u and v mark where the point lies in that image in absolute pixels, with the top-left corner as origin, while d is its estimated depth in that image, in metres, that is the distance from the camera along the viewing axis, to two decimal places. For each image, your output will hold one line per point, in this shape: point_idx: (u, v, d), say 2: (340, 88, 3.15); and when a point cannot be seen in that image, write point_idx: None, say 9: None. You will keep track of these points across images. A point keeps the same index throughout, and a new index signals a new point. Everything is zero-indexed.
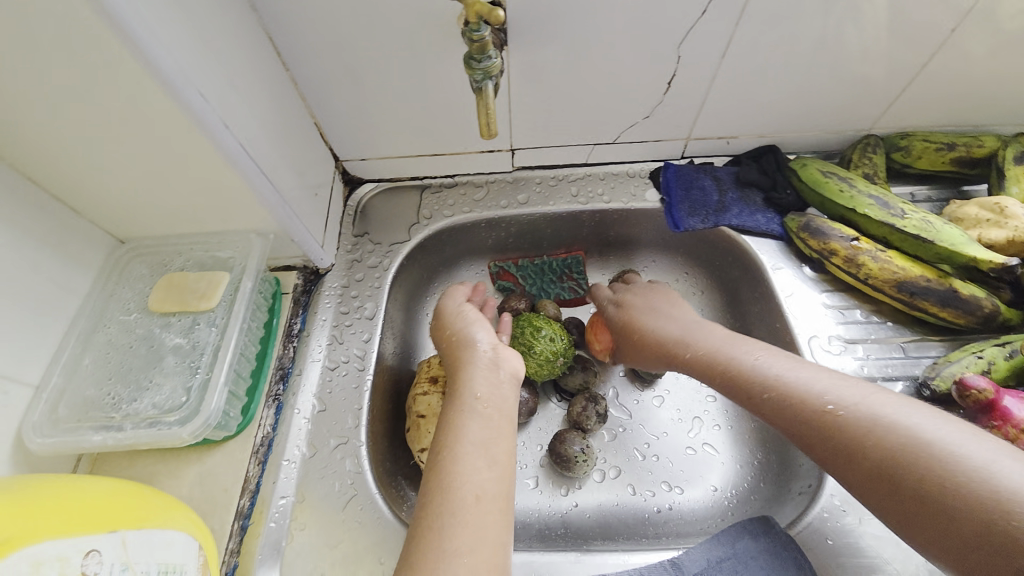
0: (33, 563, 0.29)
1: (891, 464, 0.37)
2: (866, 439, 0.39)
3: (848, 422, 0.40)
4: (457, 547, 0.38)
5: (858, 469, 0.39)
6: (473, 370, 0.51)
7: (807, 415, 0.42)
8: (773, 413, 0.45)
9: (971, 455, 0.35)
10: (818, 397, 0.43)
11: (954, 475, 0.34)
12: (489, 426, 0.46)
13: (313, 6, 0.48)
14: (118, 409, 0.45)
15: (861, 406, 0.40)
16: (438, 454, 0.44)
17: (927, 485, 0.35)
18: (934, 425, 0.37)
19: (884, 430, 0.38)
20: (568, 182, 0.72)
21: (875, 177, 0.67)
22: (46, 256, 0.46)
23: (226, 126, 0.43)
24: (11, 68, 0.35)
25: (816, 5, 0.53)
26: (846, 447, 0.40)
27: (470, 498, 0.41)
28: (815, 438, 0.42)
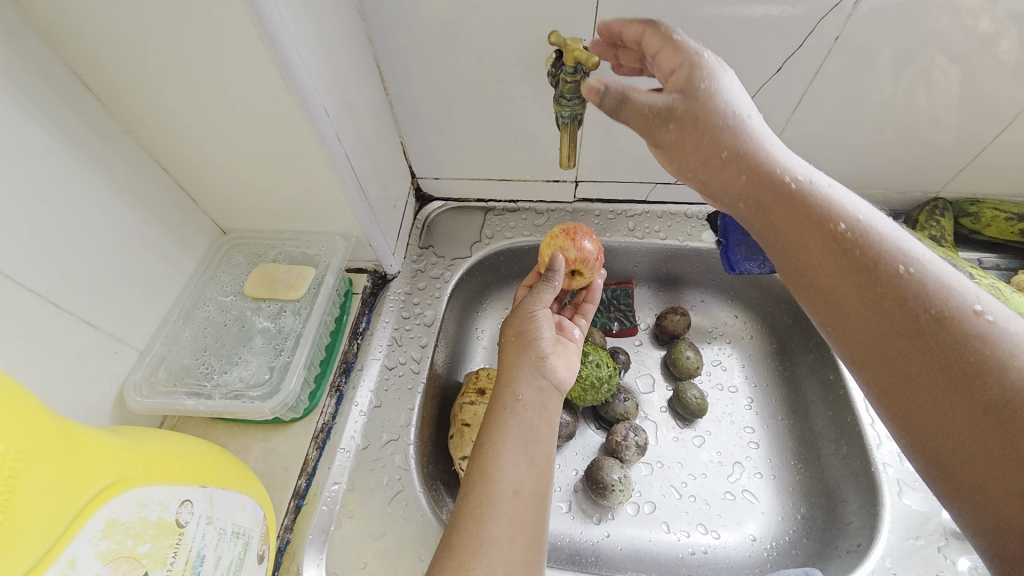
0: (139, 504, 0.31)
1: (893, 296, 0.35)
2: (936, 315, 0.33)
3: (917, 294, 0.34)
4: (495, 538, 0.39)
5: (892, 343, 0.35)
6: (521, 367, 0.50)
7: (868, 269, 0.36)
8: (827, 263, 0.38)
9: (986, 311, 0.33)
10: (893, 264, 0.36)
11: (950, 321, 0.33)
12: (531, 426, 0.46)
13: (420, 41, 0.55)
14: (209, 378, 0.49)
15: (943, 287, 0.34)
16: (481, 448, 0.45)
17: (923, 320, 0.34)
18: (947, 276, 0.35)
19: (897, 264, 0.35)
20: (626, 216, 0.75)
21: (941, 240, 0.66)
22: (164, 236, 0.52)
23: (337, 138, 0.49)
24: (180, 77, 0.41)
25: (888, 70, 0.55)
26: (899, 308, 0.35)
27: (509, 492, 0.41)
28: (867, 316, 0.36)
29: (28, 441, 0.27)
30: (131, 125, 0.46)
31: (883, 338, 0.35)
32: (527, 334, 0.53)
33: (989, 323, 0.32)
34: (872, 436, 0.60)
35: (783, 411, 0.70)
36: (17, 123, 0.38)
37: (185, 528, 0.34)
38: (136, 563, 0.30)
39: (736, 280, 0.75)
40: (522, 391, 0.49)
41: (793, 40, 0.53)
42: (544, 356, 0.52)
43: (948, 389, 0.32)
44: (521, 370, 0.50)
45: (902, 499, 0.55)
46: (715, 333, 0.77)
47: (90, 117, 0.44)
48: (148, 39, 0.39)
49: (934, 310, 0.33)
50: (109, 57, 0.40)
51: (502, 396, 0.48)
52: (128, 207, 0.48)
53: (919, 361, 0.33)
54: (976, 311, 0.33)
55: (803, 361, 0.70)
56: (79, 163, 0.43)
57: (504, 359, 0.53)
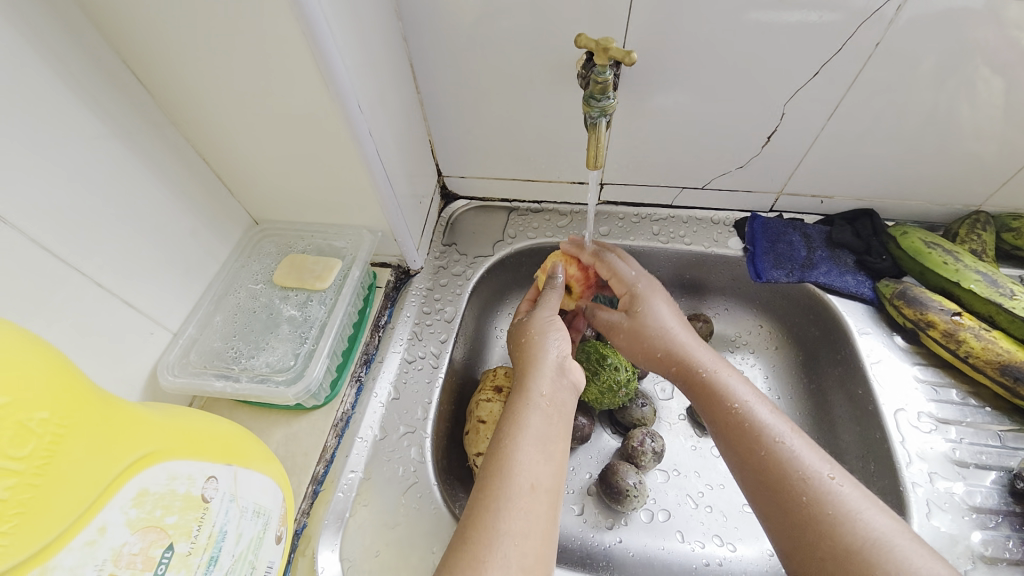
0: (170, 476, 0.33)
1: (784, 502, 0.41)
2: (799, 490, 0.41)
3: (790, 478, 0.41)
4: (508, 531, 0.39)
5: (780, 490, 0.42)
6: (541, 366, 0.51)
7: (756, 465, 0.43)
8: (727, 429, 0.46)
9: (867, 525, 0.38)
10: (771, 443, 0.43)
11: (833, 525, 0.38)
12: (549, 424, 0.47)
13: (453, 41, 0.55)
14: (237, 362, 0.51)
15: (821, 501, 0.40)
16: (499, 442, 0.45)
17: (809, 518, 0.39)
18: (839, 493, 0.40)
19: (789, 482, 0.41)
20: (650, 221, 0.75)
21: (982, 255, 0.63)
22: (202, 224, 0.54)
23: (370, 133, 0.50)
24: (224, 70, 0.43)
25: (930, 78, 0.53)
26: (783, 503, 0.41)
27: (527, 487, 0.42)
28: (746, 437, 0.45)
29: (75, 411, 0.28)
30: (176, 116, 0.49)
31: (760, 457, 0.43)
32: (544, 336, 0.54)
33: (835, 488, 0.40)
34: (902, 454, 0.56)
35: (807, 425, 0.68)
36: (71, 112, 0.40)
37: (210, 503, 0.35)
38: (162, 534, 0.31)
39: (761, 290, 0.73)
40: (541, 390, 0.49)
41: (831, 45, 0.51)
42: (562, 358, 0.53)
43: (801, 527, 0.40)
44: (539, 371, 0.51)
45: (932, 521, 0.52)
46: (737, 342, 0.76)
47: (138, 109, 0.46)
48: (195, 35, 0.40)
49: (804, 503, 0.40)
50: (160, 52, 0.43)
51: (523, 394, 0.49)
52: (168, 195, 0.50)
53: (779, 494, 0.41)
54: (828, 480, 0.41)
55: (830, 374, 0.67)
56: (125, 152, 0.45)
57: (521, 360, 0.53)
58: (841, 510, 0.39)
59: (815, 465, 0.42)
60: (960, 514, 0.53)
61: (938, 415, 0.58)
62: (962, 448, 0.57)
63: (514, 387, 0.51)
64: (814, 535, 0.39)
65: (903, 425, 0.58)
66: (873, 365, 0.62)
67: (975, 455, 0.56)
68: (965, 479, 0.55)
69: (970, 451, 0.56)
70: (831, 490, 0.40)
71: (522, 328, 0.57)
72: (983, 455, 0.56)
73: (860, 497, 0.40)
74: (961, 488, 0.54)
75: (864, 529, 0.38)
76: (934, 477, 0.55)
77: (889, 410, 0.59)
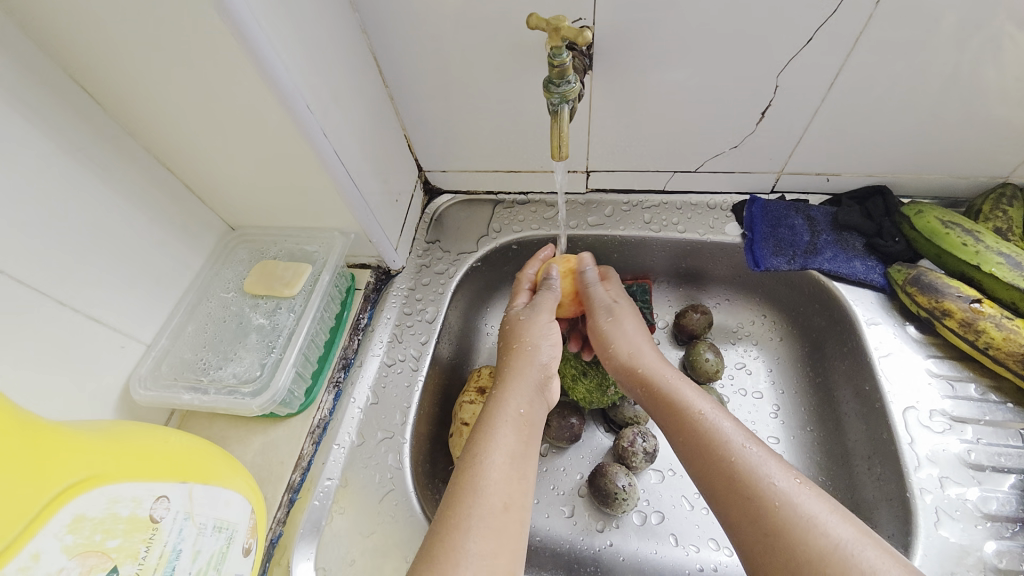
0: (110, 499, 0.33)
1: (749, 512, 0.40)
2: (765, 500, 0.40)
3: (753, 487, 0.41)
4: (478, 552, 0.37)
5: (745, 501, 0.40)
6: (518, 381, 0.50)
7: (717, 475, 0.43)
8: (691, 443, 0.45)
9: (832, 533, 0.37)
10: (734, 451, 0.43)
11: (799, 534, 0.37)
12: (521, 439, 0.46)
13: (414, 30, 0.53)
14: (206, 373, 0.51)
15: (781, 507, 0.39)
16: (474, 456, 0.43)
17: (776, 528, 0.38)
18: (805, 500, 0.39)
19: (754, 491, 0.40)
20: (642, 208, 0.70)
21: (1008, 234, 0.57)
22: (170, 235, 0.54)
23: (325, 134, 0.48)
24: (166, 78, 0.42)
25: (944, 38, 0.47)
26: (749, 513, 0.40)
27: (499, 506, 0.41)
28: (708, 449, 0.44)
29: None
30: (130, 127, 0.48)
31: (722, 470, 0.43)
32: (533, 347, 0.53)
33: (799, 496, 0.39)
34: (911, 457, 0.52)
35: (812, 422, 0.64)
36: (15, 131, 0.40)
37: (160, 524, 0.35)
38: (105, 557, 0.32)
39: (763, 278, 0.68)
40: (520, 404, 0.48)
41: (825, 6, 0.46)
42: (545, 373, 0.52)
43: (768, 537, 0.39)
44: (522, 385, 0.50)
45: (939, 530, 0.49)
46: (740, 333, 0.71)
47: (90, 122, 0.45)
48: (131, 44, 0.39)
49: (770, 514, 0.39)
50: (99, 62, 0.42)
51: (501, 407, 0.47)
52: (132, 208, 0.50)
53: (743, 505, 0.41)
54: (791, 489, 0.40)
55: (838, 367, 0.63)
56: (81, 167, 0.45)
57: (505, 371, 0.52)
58: (802, 516, 0.38)
59: (776, 473, 0.41)
60: (973, 522, 0.49)
61: (953, 413, 0.54)
62: (978, 450, 0.52)
63: (491, 398, 0.49)
64: (782, 545, 0.38)
65: (913, 425, 0.54)
66: (883, 358, 0.57)
67: (992, 457, 0.52)
68: (980, 484, 0.51)
69: (987, 453, 0.52)
70: (791, 496, 0.39)
71: (510, 336, 0.55)
72: (1002, 456, 0.52)
73: (824, 503, 0.39)
74: (974, 493, 0.51)
75: (828, 537, 0.37)
76: (944, 483, 0.51)
77: (899, 408, 0.55)
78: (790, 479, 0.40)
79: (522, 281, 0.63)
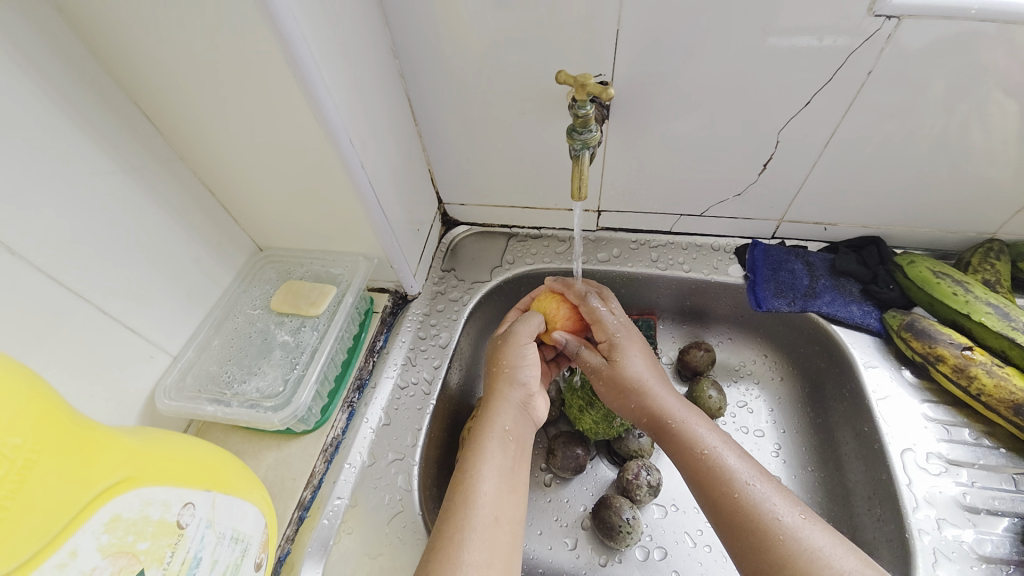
0: (143, 502, 0.34)
1: (757, 542, 0.42)
2: (773, 532, 0.41)
3: (759, 521, 0.42)
4: (473, 563, 0.40)
5: (752, 533, 0.42)
6: (503, 402, 0.53)
7: (723, 509, 0.44)
8: (699, 475, 0.47)
9: (835, 564, 0.39)
10: (741, 486, 0.45)
11: (805, 564, 0.39)
12: (509, 455, 0.49)
13: (449, 77, 0.57)
14: (230, 386, 0.53)
15: (787, 540, 0.41)
16: (466, 472, 0.46)
17: (787, 559, 0.40)
18: (810, 532, 0.41)
19: (763, 523, 0.42)
20: (650, 247, 0.74)
21: (997, 286, 0.60)
22: (205, 253, 0.57)
23: (362, 165, 0.52)
24: (226, 111, 0.46)
25: (932, 106, 0.52)
26: (757, 544, 0.42)
27: (489, 518, 0.43)
28: (714, 484, 0.46)
29: (50, 437, 0.31)
30: (183, 151, 0.52)
31: (727, 505, 0.44)
32: (515, 370, 0.54)
33: (806, 529, 0.41)
34: (908, 498, 0.54)
35: (813, 462, 0.66)
36: (84, 152, 0.44)
37: (185, 530, 0.37)
38: (134, 559, 0.33)
39: (765, 318, 0.71)
40: (505, 422, 0.51)
41: (822, 72, 0.51)
42: (527, 393, 0.54)
43: (775, 568, 0.40)
44: (504, 405, 0.52)
45: (938, 570, 0.50)
46: (742, 372, 0.74)
47: (147, 145, 0.49)
48: (199, 80, 0.44)
49: (779, 546, 0.41)
50: (165, 94, 0.46)
51: (488, 425, 0.50)
52: (175, 225, 0.53)
53: (749, 537, 0.42)
54: (799, 523, 0.42)
55: (837, 408, 0.65)
56: (135, 185, 0.49)
57: (489, 392, 0.54)
58: (810, 549, 0.40)
59: (781, 506, 0.43)
60: (970, 564, 0.50)
61: (949, 456, 0.56)
62: (973, 493, 0.54)
63: (478, 419, 0.52)
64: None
65: (910, 467, 0.55)
66: (880, 401, 0.59)
67: (987, 501, 0.53)
68: (976, 526, 0.52)
69: (982, 496, 0.54)
70: (796, 530, 0.41)
71: (491, 361, 0.57)
72: (997, 500, 0.53)
73: (828, 536, 0.41)
74: (971, 535, 0.52)
75: (833, 568, 0.39)
76: (941, 524, 0.52)
77: (896, 449, 0.56)
78: (794, 514, 0.42)
79: (510, 313, 0.64)
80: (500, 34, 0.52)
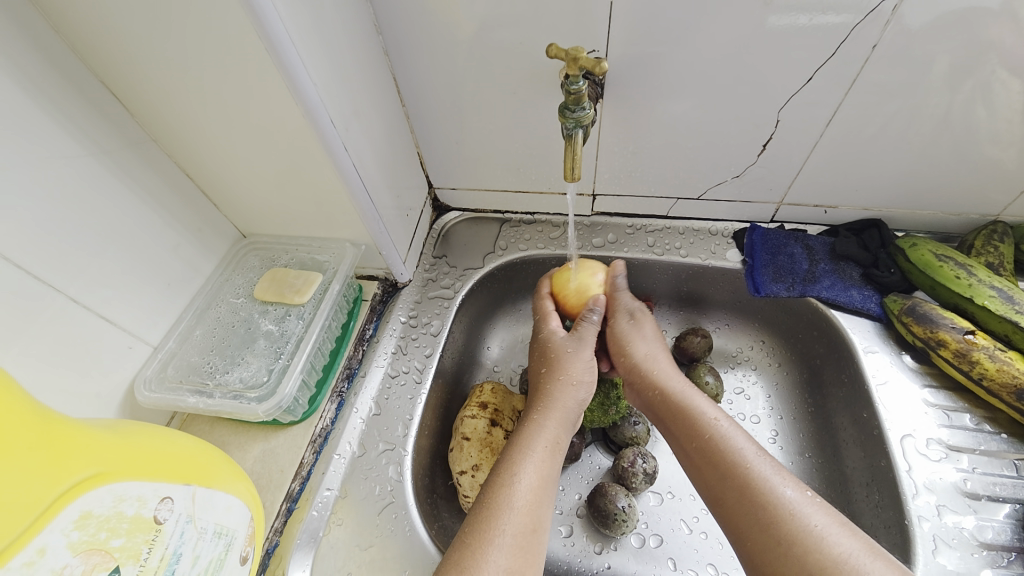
0: (117, 498, 0.34)
1: (763, 523, 0.41)
2: (777, 509, 0.41)
3: (766, 496, 0.41)
4: (507, 567, 0.39)
5: (757, 513, 0.41)
6: (555, 407, 0.51)
7: (730, 487, 0.44)
8: (705, 454, 0.46)
9: (845, 546, 0.38)
10: (746, 462, 0.44)
11: (813, 544, 0.38)
12: (553, 461, 0.47)
13: (435, 54, 0.55)
14: (212, 377, 0.52)
15: (796, 516, 0.40)
16: (507, 473, 0.45)
17: (793, 540, 0.39)
18: (814, 512, 0.40)
19: (769, 502, 0.41)
20: (646, 232, 0.72)
21: (1000, 269, 0.59)
22: (185, 241, 0.55)
23: (346, 148, 0.50)
24: (199, 89, 0.44)
25: (938, 82, 0.50)
26: (763, 523, 0.41)
27: (526, 525, 0.42)
28: (720, 464, 0.45)
29: (8, 432, 0.30)
30: (157, 134, 0.50)
31: (734, 479, 0.43)
32: (576, 384, 0.52)
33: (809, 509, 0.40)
34: (908, 485, 0.53)
35: (810, 448, 0.65)
36: (49, 135, 0.41)
37: (163, 525, 0.36)
38: (107, 557, 0.32)
39: (763, 304, 0.69)
40: (556, 431, 0.49)
41: (824, 47, 0.49)
42: (580, 409, 0.52)
43: (781, 545, 0.39)
44: (558, 412, 0.51)
45: (937, 558, 0.49)
46: (739, 358, 0.73)
47: (119, 128, 0.47)
48: (168, 57, 0.41)
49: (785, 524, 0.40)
50: (136, 74, 0.44)
51: (537, 429, 0.49)
52: (151, 212, 0.51)
53: (756, 512, 0.41)
54: (801, 501, 0.41)
55: (835, 395, 0.64)
56: (107, 169, 0.46)
57: (540, 394, 0.53)
58: (815, 529, 0.39)
59: (787, 484, 0.42)
60: (969, 551, 0.49)
61: (949, 442, 0.55)
62: (974, 479, 0.53)
63: (525, 422, 0.50)
64: (796, 553, 0.38)
65: (910, 453, 0.54)
66: (880, 387, 0.58)
67: (988, 487, 0.53)
68: (976, 513, 0.52)
69: (983, 482, 0.53)
70: (801, 507, 0.40)
71: (544, 361, 0.55)
72: (997, 486, 0.53)
73: (834, 518, 0.40)
74: (971, 522, 0.51)
75: (840, 546, 0.38)
76: (941, 510, 0.52)
77: (895, 436, 0.55)
78: (800, 492, 0.41)
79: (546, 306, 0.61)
80: (486, 8, 0.49)
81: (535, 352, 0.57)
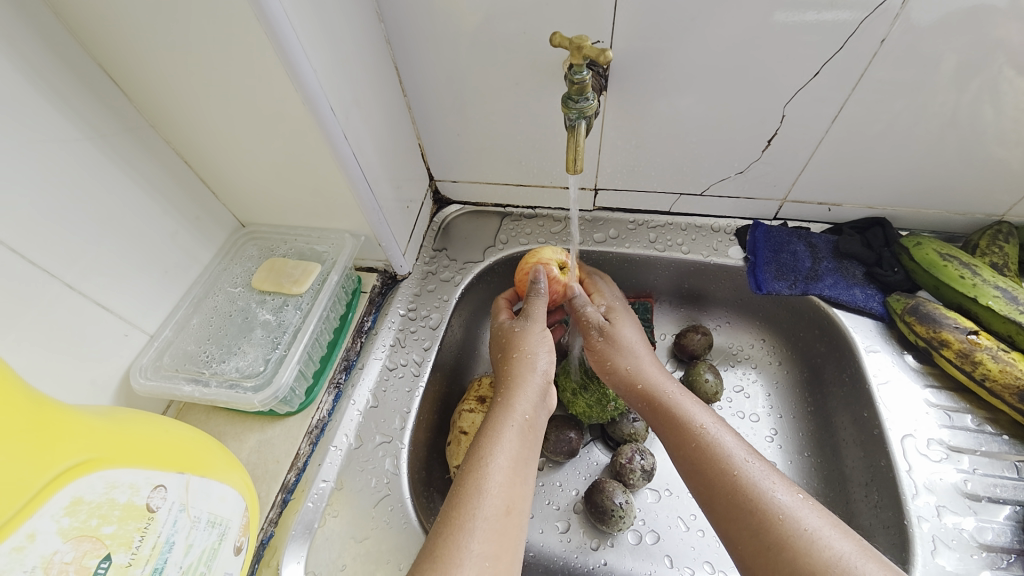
0: (108, 485, 0.33)
1: (755, 527, 0.40)
2: (770, 514, 0.40)
3: (756, 500, 0.41)
4: (481, 554, 0.39)
5: (748, 518, 0.41)
6: (521, 387, 0.51)
7: (719, 494, 0.43)
8: (695, 457, 0.46)
9: (838, 547, 0.38)
10: (736, 467, 0.43)
11: (807, 547, 0.38)
12: (524, 441, 0.47)
13: (438, 44, 0.54)
14: (209, 366, 0.51)
15: (787, 519, 0.40)
16: (478, 457, 0.45)
17: (785, 544, 0.38)
18: (805, 512, 0.40)
19: (762, 504, 0.41)
20: (647, 227, 0.72)
21: (1004, 269, 0.59)
22: (183, 229, 0.55)
23: (346, 137, 0.49)
24: (198, 74, 0.43)
25: (946, 80, 0.49)
26: (754, 526, 0.40)
27: (498, 510, 0.42)
28: (711, 467, 0.44)
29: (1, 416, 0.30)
30: (155, 119, 0.49)
31: (725, 485, 0.43)
32: (533, 356, 0.54)
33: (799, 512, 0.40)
34: (908, 485, 0.53)
35: (809, 447, 0.65)
36: (46, 119, 0.41)
37: (155, 514, 0.36)
38: (99, 544, 0.32)
39: (765, 302, 0.69)
40: (525, 410, 0.50)
41: (831, 43, 0.48)
42: (545, 380, 0.53)
43: (773, 549, 0.39)
44: (525, 391, 0.51)
45: (936, 558, 0.49)
46: (739, 356, 0.72)
47: (116, 113, 0.47)
48: (166, 40, 0.41)
49: (777, 529, 0.39)
50: (132, 57, 0.43)
51: (509, 412, 0.49)
52: (149, 200, 0.50)
53: (746, 518, 0.41)
54: (791, 504, 0.41)
55: (835, 393, 0.63)
56: (103, 154, 0.46)
57: (506, 378, 0.53)
58: (807, 532, 0.39)
59: (779, 487, 0.42)
60: (969, 552, 0.49)
61: (950, 442, 0.55)
62: (974, 480, 0.53)
63: (495, 405, 0.50)
64: (788, 557, 0.38)
65: (911, 453, 0.54)
66: (881, 386, 0.58)
67: (988, 488, 0.52)
68: (976, 514, 0.51)
69: (983, 483, 0.53)
70: (794, 511, 0.40)
71: (509, 346, 0.55)
72: (997, 487, 0.52)
73: (826, 520, 0.40)
74: (971, 523, 0.51)
75: (833, 549, 0.37)
76: (941, 511, 0.51)
77: (896, 436, 0.55)
78: (791, 494, 0.41)
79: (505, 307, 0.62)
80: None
81: (492, 341, 0.59)
